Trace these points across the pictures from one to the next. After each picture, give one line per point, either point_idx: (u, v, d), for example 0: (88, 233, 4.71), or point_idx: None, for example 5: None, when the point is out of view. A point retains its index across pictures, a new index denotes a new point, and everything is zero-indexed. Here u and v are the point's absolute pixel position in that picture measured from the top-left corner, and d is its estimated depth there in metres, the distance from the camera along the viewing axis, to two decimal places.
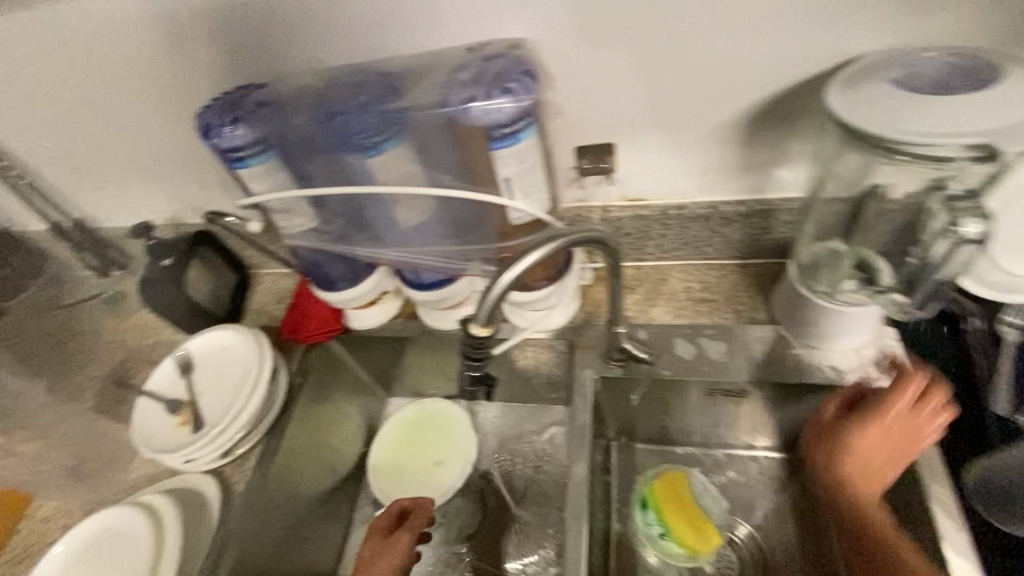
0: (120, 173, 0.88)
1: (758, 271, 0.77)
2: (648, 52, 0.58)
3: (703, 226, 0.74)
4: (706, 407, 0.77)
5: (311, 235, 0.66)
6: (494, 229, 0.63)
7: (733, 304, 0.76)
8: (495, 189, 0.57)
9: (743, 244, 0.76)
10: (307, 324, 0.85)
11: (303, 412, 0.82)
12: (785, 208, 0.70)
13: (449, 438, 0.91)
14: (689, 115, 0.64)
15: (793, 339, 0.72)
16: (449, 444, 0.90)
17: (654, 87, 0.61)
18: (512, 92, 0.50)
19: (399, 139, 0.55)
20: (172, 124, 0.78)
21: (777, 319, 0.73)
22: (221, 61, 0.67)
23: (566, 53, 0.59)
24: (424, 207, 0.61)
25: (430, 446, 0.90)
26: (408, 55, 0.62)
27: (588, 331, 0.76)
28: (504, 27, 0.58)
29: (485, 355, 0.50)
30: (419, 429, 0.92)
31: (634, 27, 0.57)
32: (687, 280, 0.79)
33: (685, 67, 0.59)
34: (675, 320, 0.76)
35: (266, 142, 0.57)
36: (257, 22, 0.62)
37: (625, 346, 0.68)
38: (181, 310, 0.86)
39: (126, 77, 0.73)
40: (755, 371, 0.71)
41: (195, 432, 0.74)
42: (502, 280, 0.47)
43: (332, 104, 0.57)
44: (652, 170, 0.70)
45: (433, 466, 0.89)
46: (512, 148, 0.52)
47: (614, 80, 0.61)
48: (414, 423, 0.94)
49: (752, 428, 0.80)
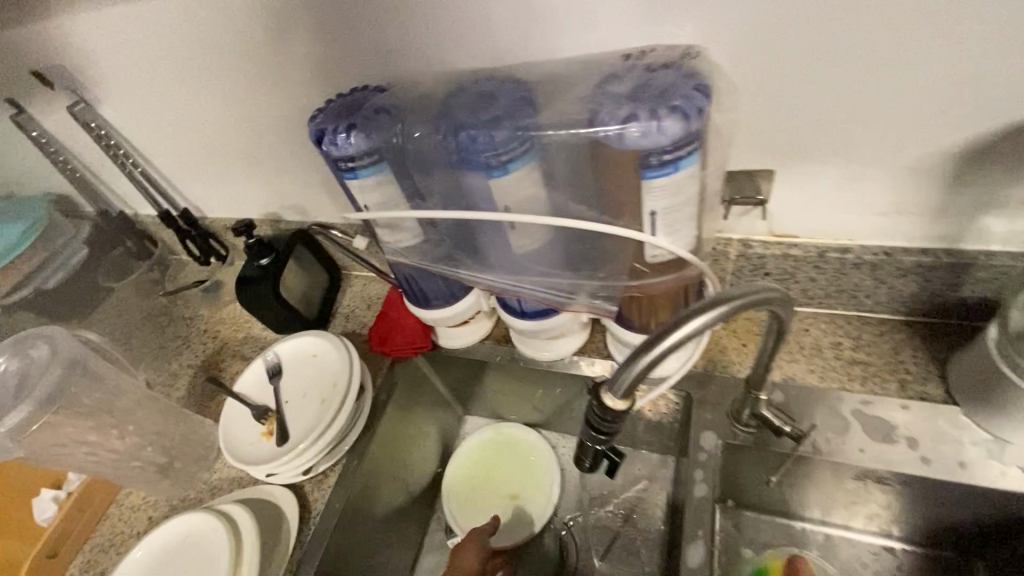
0: (228, 166, 0.87)
1: (930, 334, 0.64)
2: (842, 65, 0.47)
3: (868, 275, 0.61)
4: (847, 490, 0.65)
5: (415, 254, 0.60)
6: (622, 265, 0.54)
7: (896, 371, 0.63)
8: (636, 223, 0.48)
9: (917, 300, 0.62)
10: (396, 337, 0.79)
11: (385, 431, 0.77)
12: (986, 264, 0.56)
13: (529, 472, 0.84)
14: (879, 144, 0.52)
15: (978, 427, 0.57)
16: (529, 479, 0.83)
17: (840, 109, 0.50)
18: (679, 111, 0.41)
19: (531, 158, 0.47)
20: (283, 122, 0.76)
21: (956, 397, 0.59)
22: (338, 60, 0.63)
23: (738, 64, 0.49)
24: (546, 235, 0.54)
25: (508, 478, 0.84)
26: (544, 62, 0.54)
27: (710, 384, 0.66)
28: (663, 32, 0.49)
29: (614, 431, 0.42)
30: (497, 458, 0.85)
31: (832, 35, 0.46)
32: (836, 334, 0.66)
33: (889, 87, 0.48)
34: (819, 382, 0.64)
35: (381, 152, 0.51)
36: (385, 20, 0.57)
37: (763, 413, 0.57)
38: (274, 310, 0.84)
39: (244, 73, 0.71)
40: (926, 459, 0.57)
41: (279, 444, 0.72)
42: (656, 350, 0.38)
43: (457, 114, 0.50)
44: (815, 205, 0.58)
45: (511, 502, 0.81)
46: (668, 179, 0.43)
47: (791, 97, 0.50)
48: (491, 447, 0.87)
49: (901, 521, 0.66)
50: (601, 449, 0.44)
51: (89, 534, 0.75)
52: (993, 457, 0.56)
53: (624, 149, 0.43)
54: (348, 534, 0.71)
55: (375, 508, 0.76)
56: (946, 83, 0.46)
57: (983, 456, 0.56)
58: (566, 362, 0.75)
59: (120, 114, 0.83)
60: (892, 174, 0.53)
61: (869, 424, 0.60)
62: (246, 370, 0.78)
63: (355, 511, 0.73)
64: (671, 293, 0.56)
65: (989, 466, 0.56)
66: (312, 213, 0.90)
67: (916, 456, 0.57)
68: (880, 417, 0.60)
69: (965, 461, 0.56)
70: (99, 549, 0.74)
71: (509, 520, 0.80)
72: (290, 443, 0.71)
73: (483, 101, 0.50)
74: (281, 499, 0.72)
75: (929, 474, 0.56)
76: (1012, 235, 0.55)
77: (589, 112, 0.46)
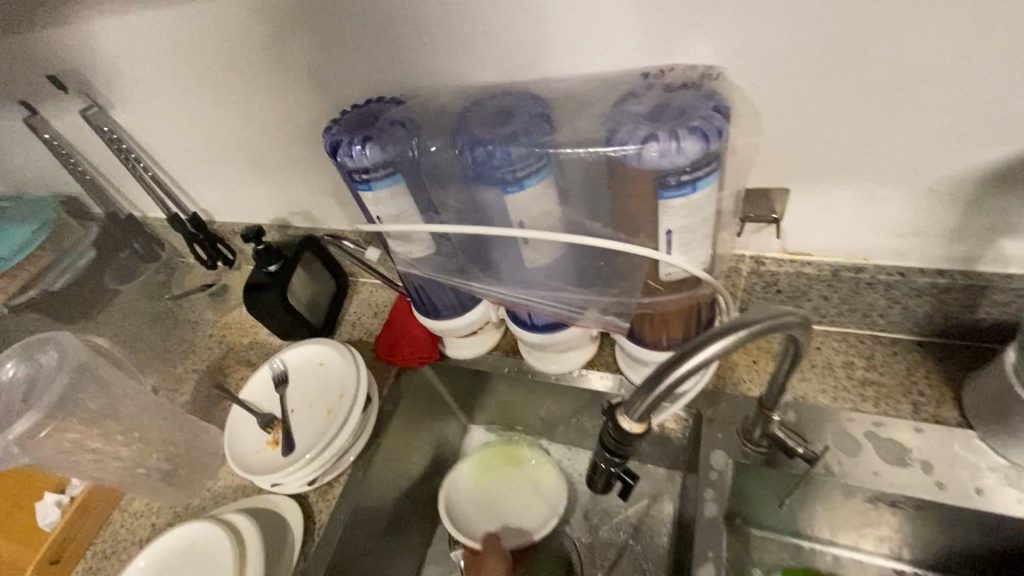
0: (239, 173, 0.87)
1: (944, 356, 0.63)
2: (861, 87, 0.47)
3: (882, 295, 0.61)
4: (855, 512, 0.64)
5: (426, 266, 0.60)
6: (636, 282, 0.54)
7: (909, 393, 0.62)
8: (651, 241, 0.48)
9: (930, 321, 0.62)
10: (403, 347, 0.79)
11: (390, 442, 0.77)
12: (1004, 287, 0.56)
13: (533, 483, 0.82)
14: (897, 165, 0.51)
15: (995, 452, 0.56)
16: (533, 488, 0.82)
17: (858, 130, 0.50)
18: (699, 132, 0.41)
19: (546, 174, 0.47)
20: (295, 130, 0.76)
21: (970, 420, 0.58)
22: (354, 71, 0.63)
23: (756, 84, 0.49)
24: (558, 251, 0.53)
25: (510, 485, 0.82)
26: (562, 77, 0.54)
27: (720, 400, 0.66)
28: (684, 50, 0.49)
29: (629, 454, 0.42)
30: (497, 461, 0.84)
31: (852, 58, 0.45)
32: (848, 353, 0.66)
33: (908, 109, 0.47)
34: (832, 402, 0.63)
35: (395, 164, 0.51)
36: (402, 31, 0.57)
37: (776, 433, 0.57)
38: (282, 317, 0.84)
39: (258, 81, 0.70)
40: (941, 487, 0.56)
41: (284, 454, 0.71)
42: (670, 378, 0.37)
43: (473, 128, 0.50)
44: (830, 223, 0.58)
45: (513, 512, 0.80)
46: (685, 199, 0.43)
47: (808, 116, 0.50)
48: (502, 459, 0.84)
49: (912, 543, 0.65)
50: (615, 471, 0.44)
51: (93, 539, 0.75)
52: (1010, 484, 0.55)
53: (642, 168, 0.43)
54: (351, 547, 0.70)
55: (379, 520, 0.75)
56: (966, 105, 0.46)
57: (999, 483, 0.55)
58: (574, 375, 0.74)
59: (131, 118, 0.83)
60: (910, 195, 0.53)
61: (882, 447, 0.59)
62: (252, 378, 0.78)
63: (359, 524, 0.72)
64: (684, 311, 0.55)
65: (1006, 493, 0.54)
66: (322, 220, 0.90)
67: (930, 480, 0.56)
68: (893, 440, 0.59)
69: (981, 486, 0.55)
70: (101, 555, 0.74)
71: (512, 531, 0.78)
72: (296, 453, 0.70)
73: (500, 116, 0.50)
74: (286, 509, 0.71)
75: (943, 500, 0.55)
76: None
77: (607, 130, 0.46)
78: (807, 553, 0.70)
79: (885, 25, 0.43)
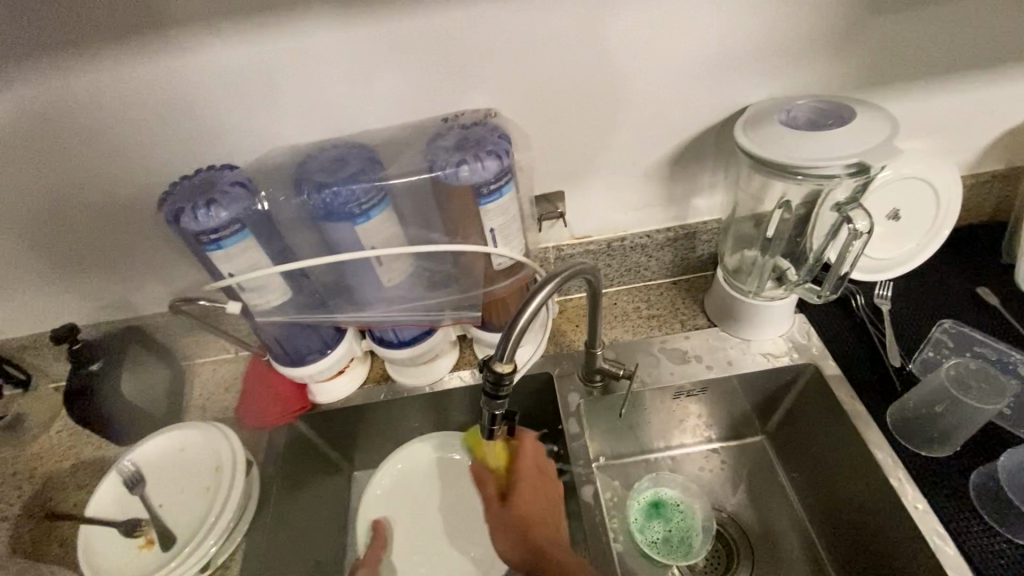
0: (28, 276, 0.77)
1: (688, 285, 0.90)
2: (588, 112, 0.68)
3: (641, 253, 0.85)
4: (673, 411, 0.85)
5: (288, 307, 0.64)
6: (479, 275, 0.67)
7: (678, 316, 0.87)
8: (481, 241, 0.62)
9: (675, 264, 0.88)
10: (271, 406, 0.78)
11: (280, 502, 0.75)
12: (705, 229, 0.84)
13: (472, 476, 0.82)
14: (627, 163, 0.75)
15: (733, 335, 0.83)
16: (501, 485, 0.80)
17: (596, 142, 0.72)
18: (494, 155, 0.57)
19: (386, 205, 0.59)
20: (100, 216, 0.71)
21: (715, 321, 0.84)
22: (173, 146, 0.65)
23: (524, 118, 0.68)
24: (407, 266, 0.64)
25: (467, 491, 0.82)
26: (384, 129, 0.66)
27: (562, 360, 0.84)
28: (471, 100, 0.65)
29: (506, 391, 0.54)
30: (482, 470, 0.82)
31: (578, 95, 0.66)
32: (634, 301, 0.89)
33: (623, 124, 0.70)
34: (634, 336, 0.85)
35: (242, 221, 0.56)
36: (220, 106, 0.62)
37: (602, 365, 0.75)
38: (116, 416, 0.77)
39: (47, 170, 0.66)
40: (709, 370, 0.80)
41: (166, 551, 0.66)
42: (522, 319, 0.51)
43: (319, 178, 0.59)
44: (597, 209, 0.80)
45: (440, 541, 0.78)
46: (497, 202, 0.59)
47: (566, 135, 0.70)
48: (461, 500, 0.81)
49: (712, 422, 0.88)
50: (501, 411, 0.56)
51: None
52: (746, 352, 0.81)
53: (462, 184, 0.57)
54: None
55: None
56: (653, 118, 0.70)
57: (741, 354, 0.81)
58: (445, 381, 0.83)
59: None
60: (638, 178, 0.77)
61: (672, 355, 0.82)
62: (97, 489, 0.71)
63: None
64: (516, 292, 0.71)
65: (747, 359, 0.81)
66: (143, 307, 0.83)
67: (704, 366, 0.80)
68: (676, 348, 0.83)
69: (733, 359, 0.81)
70: None
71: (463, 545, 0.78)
72: (178, 544, 0.66)
73: (337, 164, 0.60)
74: None
75: (715, 375, 0.79)
76: (713, 207, 0.83)
77: (428, 162, 0.60)
78: (653, 460, 0.90)
79: (597, 73, 0.65)
